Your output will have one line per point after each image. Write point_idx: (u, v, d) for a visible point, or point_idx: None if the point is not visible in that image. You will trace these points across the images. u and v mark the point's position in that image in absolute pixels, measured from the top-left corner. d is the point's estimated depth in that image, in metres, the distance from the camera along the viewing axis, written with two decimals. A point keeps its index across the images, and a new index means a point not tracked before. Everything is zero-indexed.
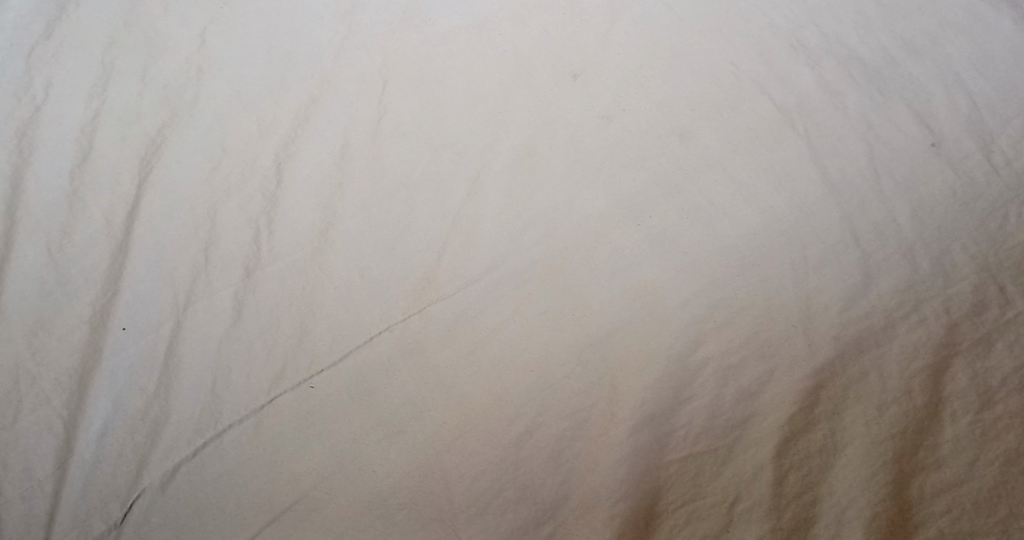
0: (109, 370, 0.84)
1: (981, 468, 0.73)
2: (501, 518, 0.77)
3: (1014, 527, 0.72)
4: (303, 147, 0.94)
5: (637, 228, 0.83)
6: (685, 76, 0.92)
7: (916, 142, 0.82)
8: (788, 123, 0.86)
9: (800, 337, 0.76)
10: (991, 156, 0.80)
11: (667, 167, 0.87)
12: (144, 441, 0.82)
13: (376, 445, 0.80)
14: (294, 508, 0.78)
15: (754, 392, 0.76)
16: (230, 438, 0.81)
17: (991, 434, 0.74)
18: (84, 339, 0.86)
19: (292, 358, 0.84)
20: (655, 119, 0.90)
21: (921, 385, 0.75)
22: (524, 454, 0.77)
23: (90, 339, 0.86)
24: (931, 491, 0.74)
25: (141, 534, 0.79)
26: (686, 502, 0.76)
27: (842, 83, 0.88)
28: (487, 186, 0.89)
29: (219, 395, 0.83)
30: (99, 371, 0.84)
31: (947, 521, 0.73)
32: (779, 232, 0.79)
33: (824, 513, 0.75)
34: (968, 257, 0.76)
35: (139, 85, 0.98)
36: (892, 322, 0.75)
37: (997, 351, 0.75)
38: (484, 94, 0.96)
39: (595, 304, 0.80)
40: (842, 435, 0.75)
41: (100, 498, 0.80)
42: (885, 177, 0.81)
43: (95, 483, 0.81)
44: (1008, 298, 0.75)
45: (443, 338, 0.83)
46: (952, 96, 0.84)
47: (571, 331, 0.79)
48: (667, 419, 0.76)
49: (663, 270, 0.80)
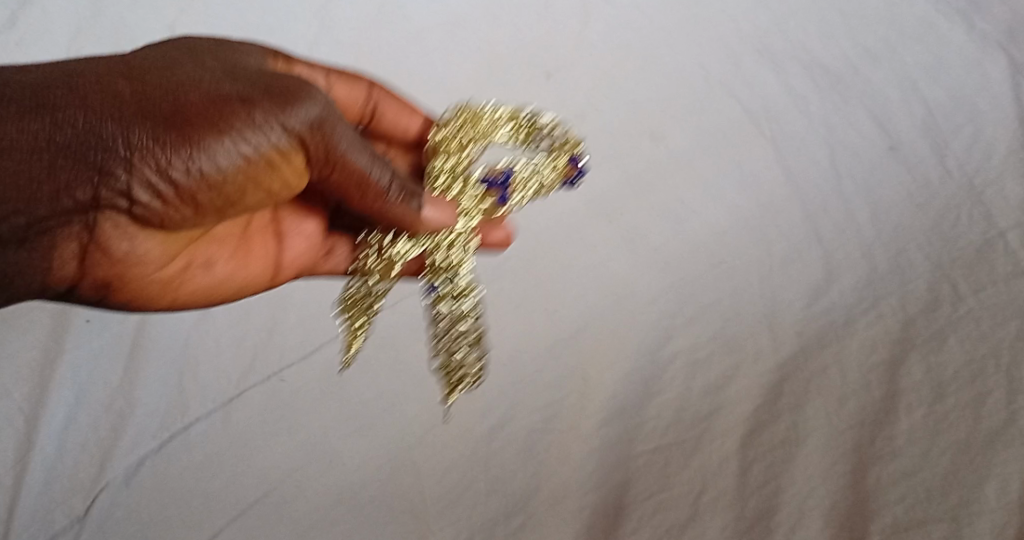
0: (72, 364, 0.83)
1: (934, 456, 0.64)
2: (471, 510, 0.74)
3: (965, 514, 0.62)
4: None
5: (609, 225, 0.88)
6: (657, 80, 0.95)
7: (876, 147, 0.84)
8: (754, 125, 0.90)
9: (764, 331, 0.75)
10: (944, 160, 0.81)
11: (638, 165, 0.91)
12: (107, 434, 0.80)
13: (348, 438, 0.79)
14: (261, 503, 0.76)
15: (721, 384, 0.73)
16: (197, 431, 0.80)
17: (944, 423, 0.65)
18: (47, 334, 0.84)
19: (262, 352, 0.84)
20: (625, 120, 0.94)
21: (879, 376, 0.69)
22: (494, 447, 0.77)
23: (52, 335, 0.84)
24: (888, 479, 0.65)
25: (103, 528, 0.76)
26: (655, 492, 0.69)
27: (806, 86, 0.91)
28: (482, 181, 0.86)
29: (186, 389, 0.82)
30: (62, 364, 0.83)
31: (902, 508, 0.63)
32: (744, 231, 0.83)
33: (786, 502, 0.66)
34: (923, 256, 0.74)
35: None
36: (852, 317, 0.73)
37: (950, 346, 0.68)
38: (458, 94, 0.97)
39: (569, 298, 0.84)
40: (805, 426, 0.68)
41: (63, 492, 0.78)
42: (846, 179, 0.83)
43: (57, 477, 0.78)
44: (960, 294, 0.71)
45: (415, 332, 0.84)
46: (908, 101, 0.87)
47: (544, 325, 0.83)
48: (636, 412, 0.74)
49: (634, 266, 0.84)
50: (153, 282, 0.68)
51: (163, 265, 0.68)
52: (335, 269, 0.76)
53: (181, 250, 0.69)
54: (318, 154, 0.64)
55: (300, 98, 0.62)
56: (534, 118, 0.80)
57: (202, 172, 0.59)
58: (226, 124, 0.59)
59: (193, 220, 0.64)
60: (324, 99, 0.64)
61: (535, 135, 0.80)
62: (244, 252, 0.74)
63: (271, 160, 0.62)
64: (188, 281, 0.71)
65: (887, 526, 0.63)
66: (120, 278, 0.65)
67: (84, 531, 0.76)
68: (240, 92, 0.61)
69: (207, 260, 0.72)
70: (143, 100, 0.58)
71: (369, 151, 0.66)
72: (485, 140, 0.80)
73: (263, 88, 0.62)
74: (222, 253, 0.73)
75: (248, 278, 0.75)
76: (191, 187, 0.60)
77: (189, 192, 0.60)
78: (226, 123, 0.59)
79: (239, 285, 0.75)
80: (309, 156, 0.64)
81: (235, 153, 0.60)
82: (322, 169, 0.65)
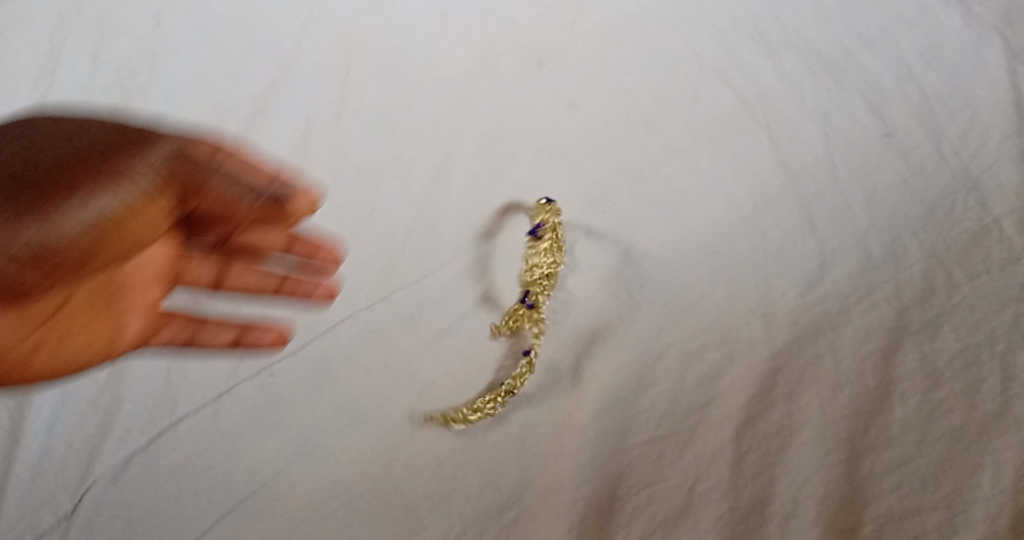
0: None
1: (928, 444, 0.63)
2: (464, 503, 0.73)
3: (960, 502, 0.60)
4: (264, 131, 0.90)
5: (601, 215, 0.87)
6: (650, 68, 0.94)
7: (870, 133, 0.83)
8: (748, 112, 0.89)
9: (759, 321, 0.74)
10: (940, 147, 0.79)
11: (632, 155, 0.89)
12: (94, 430, 0.79)
13: (338, 432, 0.78)
14: (252, 498, 0.75)
15: (715, 375, 0.73)
16: (186, 428, 0.79)
17: (938, 411, 0.64)
18: None
19: (252, 347, 0.81)
20: (618, 109, 0.92)
21: (874, 366, 0.68)
22: (487, 441, 0.76)
23: None
24: (881, 469, 0.63)
25: (92, 525, 0.75)
26: (648, 484, 0.69)
27: (800, 73, 0.90)
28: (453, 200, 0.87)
29: (175, 385, 0.81)
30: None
31: (896, 498, 0.62)
32: (738, 221, 0.82)
33: (780, 492, 0.65)
34: (918, 244, 0.73)
35: (89, 71, 0.93)
36: (846, 306, 0.72)
37: (944, 334, 0.67)
38: (449, 82, 0.94)
39: (569, 297, 0.83)
40: (799, 416, 0.68)
41: (51, 489, 0.77)
42: (841, 167, 0.82)
43: (44, 473, 0.78)
44: (954, 282, 0.69)
45: (407, 326, 0.82)
46: (904, 87, 0.86)
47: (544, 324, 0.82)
48: (630, 404, 0.74)
49: (627, 258, 0.84)
50: (12, 355, 0.57)
51: (19, 353, 0.58)
52: (262, 340, 0.78)
53: (37, 326, 0.58)
54: (177, 186, 0.59)
55: (146, 144, 0.58)
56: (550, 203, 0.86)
57: (49, 240, 0.52)
58: (77, 179, 0.54)
59: (35, 295, 0.53)
60: (172, 136, 0.59)
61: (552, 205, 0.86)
62: (105, 314, 0.66)
63: (128, 212, 0.56)
64: (39, 353, 0.60)
65: (881, 516, 0.62)
66: (38, 341, 0.59)
67: (73, 528, 0.75)
68: (90, 151, 0.56)
69: (58, 338, 0.61)
70: (11, 168, 0.53)
71: (231, 160, 0.60)
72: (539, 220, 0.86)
73: (99, 150, 0.57)
74: (76, 330, 0.63)
75: (90, 354, 0.65)
76: (45, 254, 0.52)
77: (41, 262, 0.52)
78: (79, 182, 0.54)
79: (81, 360, 0.66)
80: (164, 202, 0.58)
81: (97, 211, 0.54)
82: (179, 204, 0.60)
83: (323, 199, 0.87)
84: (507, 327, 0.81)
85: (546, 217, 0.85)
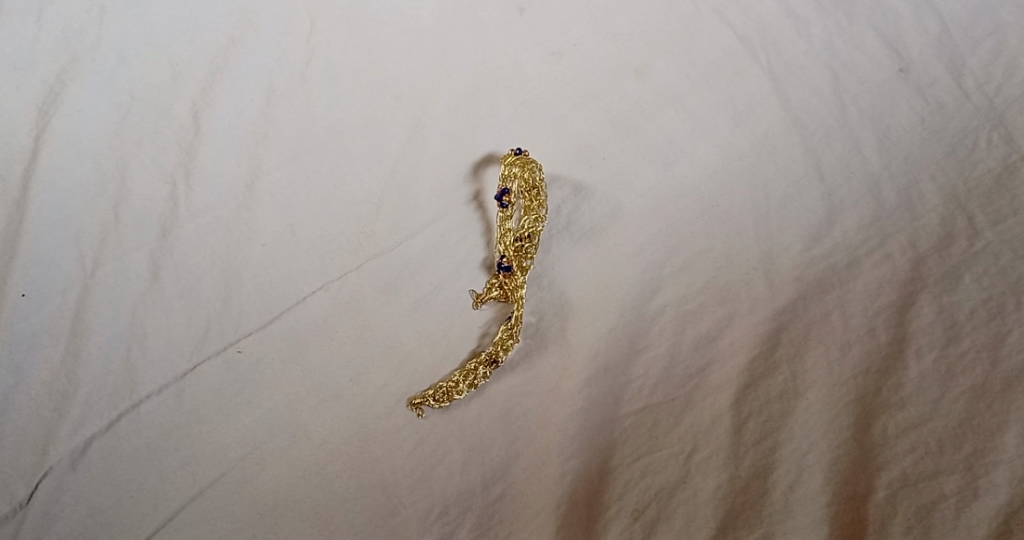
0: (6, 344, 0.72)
1: (946, 404, 0.57)
2: (447, 481, 0.68)
3: (980, 464, 0.54)
4: (225, 88, 0.82)
5: (589, 170, 0.80)
6: (640, 10, 0.87)
7: (884, 70, 0.77)
8: (748, 53, 0.82)
9: (761, 279, 0.68)
10: (961, 81, 0.73)
11: (620, 105, 0.83)
12: (49, 417, 0.70)
13: (312, 409, 0.72)
14: (221, 481, 0.69)
15: (714, 337, 0.67)
16: (149, 409, 0.71)
17: (958, 369, 0.58)
18: None
19: (217, 321, 0.74)
20: (607, 54, 0.85)
21: (887, 321, 0.62)
22: (471, 414, 0.71)
23: None
24: (895, 431, 0.57)
25: (48, 517, 0.67)
26: (643, 455, 0.64)
27: (806, 8, 0.84)
28: (422, 167, 0.81)
29: (135, 364, 0.72)
30: None
31: (910, 461, 0.56)
32: (738, 170, 0.76)
33: (785, 459, 0.59)
34: (936, 187, 0.66)
35: (33, 28, 0.82)
36: (857, 258, 0.66)
37: (965, 284, 0.60)
38: (423, 32, 0.86)
39: (559, 265, 0.76)
40: (805, 379, 0.62)
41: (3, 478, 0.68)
42: (851, 108, 0.76)
43: None
44: (976, 228, 0.63)
45: (384, 296, 0.76)
46: (922, 18, 0.79)
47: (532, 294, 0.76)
48: (622, 371, 0.68)
49: (616, 215, 0.77)
50: None
51: None
52: None
53: None
54: None
55: None
56: (526, 160, 0.76)
57: None
58: None
59: None
60: None
61: (532, 164, 0.76)
62: None
63: None
64: None
65: (894, 482, 0.56)
66: None
67: (27, 521, 0.67)
68: None
69: None
70: None
71: None
72: (517, 181, 0.75)
73: None
74: None
75: None
76: None
77: None
78: None
79: None
80: None
81: None
82: None
83: (289, 163, 0.80)
84: (488, 294, 0.75)
85: (512, 177, 0.75)
